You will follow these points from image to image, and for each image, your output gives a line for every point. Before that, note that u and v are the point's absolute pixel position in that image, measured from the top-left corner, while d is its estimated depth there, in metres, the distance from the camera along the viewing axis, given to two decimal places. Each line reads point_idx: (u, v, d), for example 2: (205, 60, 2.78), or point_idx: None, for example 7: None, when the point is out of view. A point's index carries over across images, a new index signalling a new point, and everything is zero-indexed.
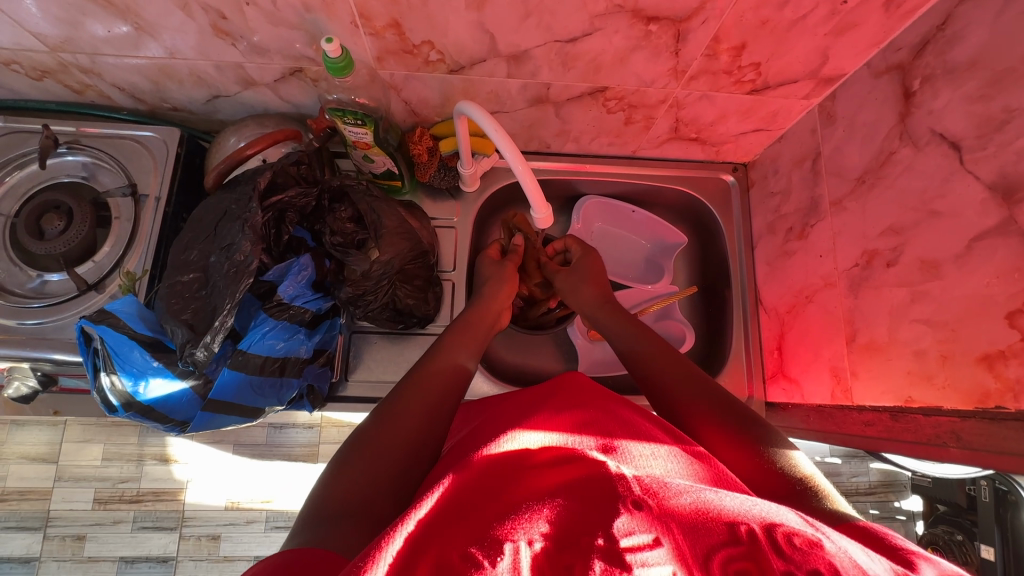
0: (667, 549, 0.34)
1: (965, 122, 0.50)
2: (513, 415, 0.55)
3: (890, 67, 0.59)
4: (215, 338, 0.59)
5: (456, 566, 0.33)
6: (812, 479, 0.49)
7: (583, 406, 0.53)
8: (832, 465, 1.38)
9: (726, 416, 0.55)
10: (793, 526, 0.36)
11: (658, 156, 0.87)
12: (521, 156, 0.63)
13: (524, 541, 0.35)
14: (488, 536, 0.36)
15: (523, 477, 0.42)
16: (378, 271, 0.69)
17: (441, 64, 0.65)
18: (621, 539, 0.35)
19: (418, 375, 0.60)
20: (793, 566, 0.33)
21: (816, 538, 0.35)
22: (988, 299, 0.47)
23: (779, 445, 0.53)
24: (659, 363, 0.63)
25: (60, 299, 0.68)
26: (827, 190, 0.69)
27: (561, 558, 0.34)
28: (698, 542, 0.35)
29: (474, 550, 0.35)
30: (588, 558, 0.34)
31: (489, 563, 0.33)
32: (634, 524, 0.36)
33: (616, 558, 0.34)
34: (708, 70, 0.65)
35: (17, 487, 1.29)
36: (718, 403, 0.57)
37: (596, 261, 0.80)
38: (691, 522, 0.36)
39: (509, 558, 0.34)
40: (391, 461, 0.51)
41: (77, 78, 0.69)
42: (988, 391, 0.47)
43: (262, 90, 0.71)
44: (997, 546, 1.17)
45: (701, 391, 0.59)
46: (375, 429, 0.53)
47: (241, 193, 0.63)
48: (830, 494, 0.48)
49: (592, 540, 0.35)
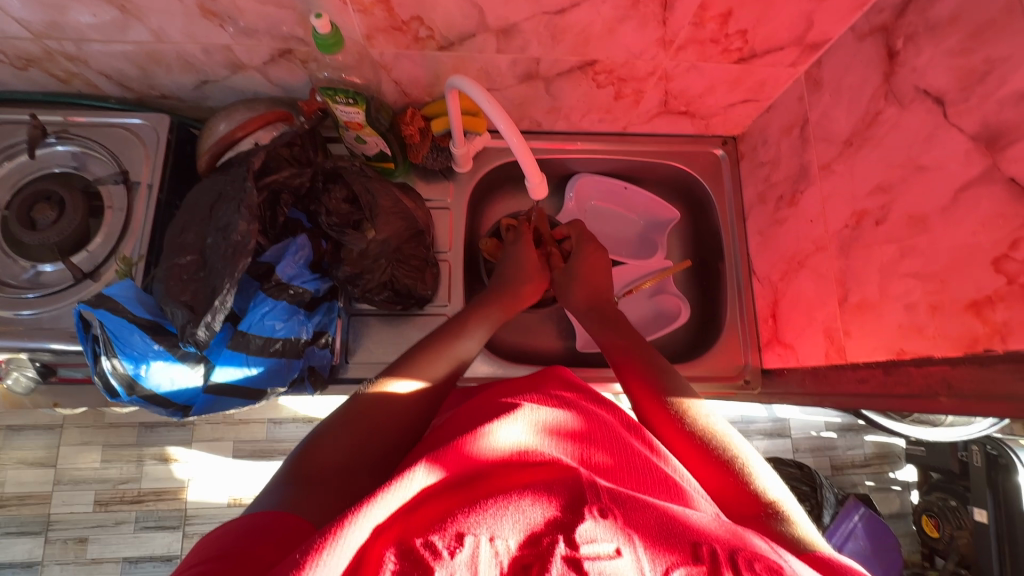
0: (627, 559, 0.35)
1: (948, 77, 0.51)
2: (492, 407, 0.54)
3: (874, 29, 0.60)
4: (216, 317, 0.59)
5: (416, 556, 0.34)
6: (781, 503, 0.49)
7: (562, 403, 0.53)
8: (828, 439, 1.42)
9: (660, 380, 0.62)
10: (753, 552, 0.37)
11: (649, 131, 0.88)
12: (515, 127, 0.63)
13: (486, 536, 0.35)
14: (450, 525, 0.36)
15: (491, 469, 0.42)
16: (375, 249, 0.70)
17: (431, 40, 0.65)
18: (582, 545, 0.35)
19: (412, 360, 0.61)
20: None
21: (774, 566, 0.36)
22: (974, 247, 0.48)
23: (680, 392, 0.61)
24: (631, 362, 0.66)
25: (55, 289, 0.68)
26: (816, 155, 0.70)
27: (521, 557, 0.35)
28: (659, 555, 0.36)
29: (435, 539, 0.35)
30: (548, 561, 0.34)
31: (449, 553, 0.34)
32: (598, 531, 0.36)
33: (574, 561, 0.34)
34: (696, 40, 0.66)
35: (16, 492, 1.28)
36: (657, 373, 0.63)
37: (591, 260, 0.80)
38: (654, 535, 0.37)
39: (468, 551, 0.34)
40: (372, 435, 0.52)
41: (63, 66, 0.69)
42: (977, 335, 0.48)
43: (251, 74, 0.71)
44: (990, 508, 1.19)
45: (652, 372, 0.64)
46: (353, 411, 0.53)
47: (235, 174, 0.63)
48: (795, 518, 0.47)
49: (554, 541, 0.36)
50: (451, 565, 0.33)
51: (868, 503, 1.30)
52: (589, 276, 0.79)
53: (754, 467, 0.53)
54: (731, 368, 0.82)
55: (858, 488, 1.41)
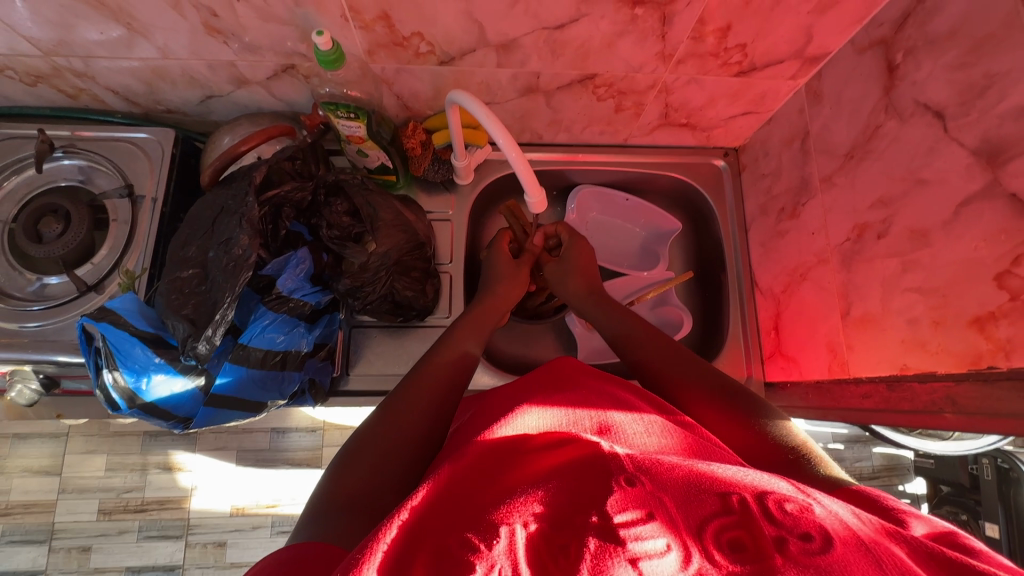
0: (661, 520, 0.35)
1: (948, 91, 0.51)
2: (503, 408, 0.54)
3: (873, 42, 0.60)
4: (216, 332, 0.60)
5: (455, 554, 0.34)
6: (806, 446, 0.51)
7: (573, 390, 0.54)
8: (835, 451, 1.39)
9: (731, 399, 0.56)
10: (783, 494, 0.36)
11: (650, 143, 0.88)
12: (514, 143, 0.64)
13: (520, 524, 0.36)
14: (484, 522, 0.36)
15: (513, 470, 0.42)
16: (376, 263, 0.69)
17: (431, 55, 0.66)
18: (615, 516, 0.35)
19: (414, 383, 0.59)
20: (784, 530, 0.33)
21: (807, 504, 0.35)
22: (977, 262, 0.47)
23: (773, 416, 0.55)
24: (676, 374, 0.61)
25: (59, 301, 0.69)
26: (817, 168, 0.69)
27: (557, 538, 0.35)
28: (693, 516, 0.35)
29: (471, 536, 0.35)
30: (583, 537, 0.34)
31: (486, 547, 0.34)
32: (626, 499, 0.36)
33: (608, 533, 0.34)
34: (695, 54, 0.66)
35: (21, 500, 1.29)
36: (718, 390, 0.58)
37: (583, 252, 0.79)
38: (683, 493, 0.37)
39: (505, 540, 0.34)
40: (395, 453, 0.52)
41: (70, 82, 0.70)
42: (980, 352, 0.47)
43: (255, 88, 0.71)
44: (1002, 523, 1.17)
45: (709, 385, 0.59)
46: (371, 433, 0.53)
47: (238, 188, 0.64)
48: (822, 460, 0.49)
49: (587, 517, 0.36)
50: (491, 557, 0.33)
51: None
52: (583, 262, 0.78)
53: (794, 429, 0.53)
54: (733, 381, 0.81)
55: None
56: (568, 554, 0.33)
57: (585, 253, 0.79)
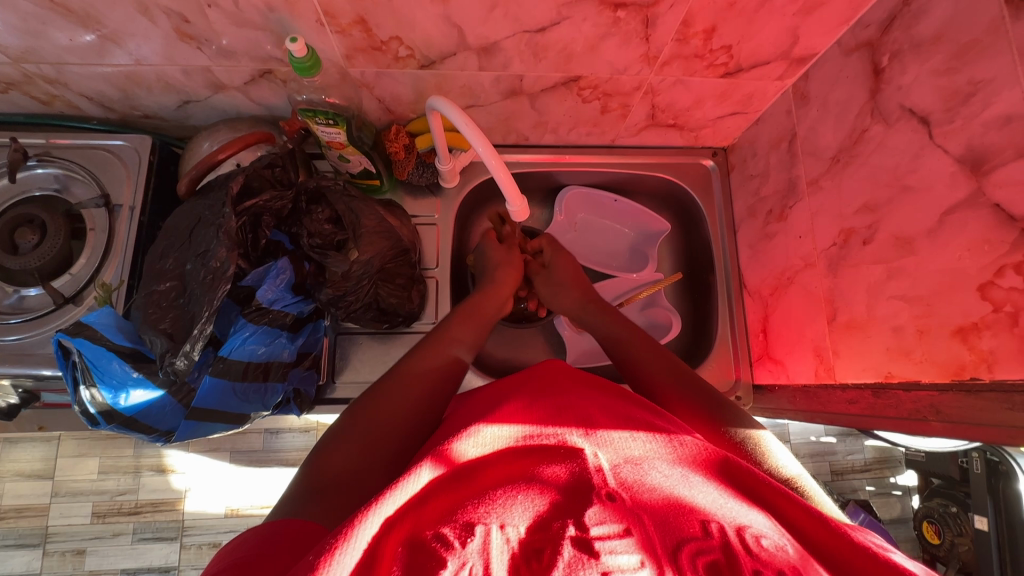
0: (636, 538, 0.35)
1: (933, 96, 0.50)
2: (489, 404, 0.53)
3: (859, 44, 0.59)
4: (194, 346, 0.59)
5: (427, 545, 0.33)
6: (797, 480, 0.49)
7: (561, 390, 0.52)
8: (827, 444, 1.41)
9: (709, 411, 0.56)
10: (760, 529, 0.36)
11: (638, 144, 0.87)
12: (494, 150, 0.63)
13: (496, 524, 0.36)
14: (459, 518, 0.36)
15: (494, 463, 0.42)
16: (358, 271, 0.68)
17: (411, 59, 0.64)
18: (592, 527, 0.35)
19: (399, 372, 0.58)
20: (761, 565, 0.33)
21: (782, 543, 0.35)
22: (960, 272, 0.47)
23: (744, 424, 0.55)
24: (667, 380, 0.61)
25: (37, 314, 0.67)
26: (804, 170, 0.69)
27: (532, 542, 0.35)
28: (669, 537, 0.35)
29: (445, 530, 0.35)
30: (559, 544, 0.34)
31: (460, 543, 0.33)
32: (605, 515, 0.36)
33: (584, 543, 0.34)
34: (680, 55, 0.65)
35: (14, 504, 1.28)
36: (703, 399, 0.58)
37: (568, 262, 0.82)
38: (663, 516, 0.37)
39: (480, 539, 0.34)
40: (384, 434, 0.51)
41: (43, 89, 0.68)
42: (963, 363, 0.47)
43: (232, 93, 0.70)
44: (991, 516, 1.14)
45: (696, 397, 0.58)
46: (361, 416, 0.53)
47: (215, 199, 0.63)
48: (813, 495, 0.48)
49: (564, 526, 0.36)
50: (463, 554, 0.33)
51: (868, 509, 1.29)
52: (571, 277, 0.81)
53: (764, 442, 0.53)
54: (722, 384, 0.81)
55: (858, 493, 1.41)
56: (541, 560, 0.33)
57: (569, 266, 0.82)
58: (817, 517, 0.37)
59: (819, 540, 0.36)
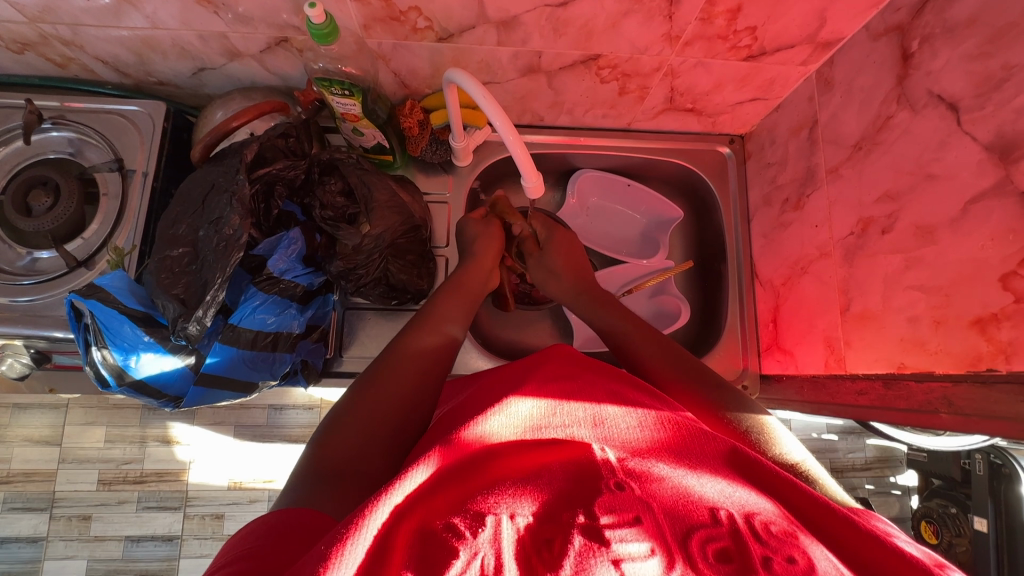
0: (646, 527, 0.35)
1: (964, 82, 0.49)
2: (496, 389, 0.53)
3: (889, 28, 0.57)
4: (207, 312, 0.59)
5: (439, 536, 0.34)
6: (803, 465, 0.49)
7: (569, 376, 0.53)
8: (828, 441, 1.41)
9: (708, 393, 0.57)
10: (768, 514, 0.36)
11: (655, 128, 0.86)
12: (512, 126, 0.62)
13: (506, 514, 0.36)
14: (470, 507, 0.36)
15: (506, 451, 0.42)
16: (370, 245, 0.68)
17: (429, 31, 0.63)
18: (602, 516, 0.36)
19: (410, 347, 0.59)
20: (769, 550, 0.33)
21: (791, 528, 0.35)
22: (982, 262, 0.46)
23: (747, 409, 0.54)
24: (675, 375, 0.60)
25: (49, 276, 0.68)
26: (824, 158, 0.68)
27: (543, 532, 0.35)
28: (679, 524, 0.36)
29: (456, 520, 0.35)
30: (569, 533, 0.35)
31: (471, 534, 0.34)
32: (614, 503, 0.37)
33: (594, 532, 0.35)
34: (703, 36, 0.63)
35: (22, 469, 1.30)
36: (700, 380, 0.58)
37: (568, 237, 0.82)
38: (671, 503, 0.37)
39: (490, 530, 0.34)
40: (380, 418, 0.51)
41: (59, 51, 0.68)
42: (980, 354, 0.47)
43: (248, 61, 0.69)
44: (990, 518, 1.14)
45: (696, 380, 0.59)
46: (359, 403, 0.52)
47: (229, 165, 0.62)
48: (821, 480, 0.47)
49: (573, 515, 0.36)
50: (474, 545, 0.33)
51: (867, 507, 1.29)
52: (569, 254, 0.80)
53: (769, 427, 0.53)
54: (729, 373, 0.80)
55: (857, 491, 1.41)
56: (553, 550, 0.33)
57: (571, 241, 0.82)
58: (823, 502, 0.38)
59: (827, 526, 0.36)
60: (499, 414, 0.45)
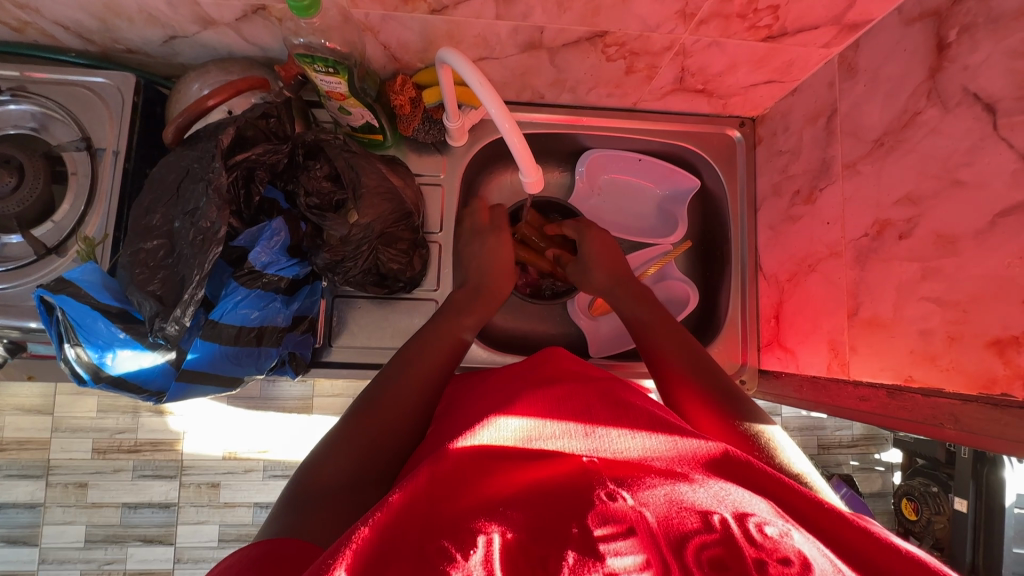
0: (641, 539, 0.33)
1: (1004, 81, 0.45)
2: (489, 398, 0.52)
3: (924, 13, 0.53)
4: (185, 312, 0.56)
5: (430, 559, 0.31)
6: (805, 476, 0.47)
7: (557, 383, 0.52)
8: (817, 419, 1.43)
9: (717, 399, 0.55)
10: (763, 517, 0.34)
11: (661, 109, 0.81)
12: (508, 110, 0.57)
13: (496, 534, 0.34)
14: (460, 529, 0.34)
15: (495, 469, 0.40)
16: (358, 235, 0.64)
17: (421, 2, 0.57)
18: (596, 529, 0.34)
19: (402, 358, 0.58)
20: (765, 554, 0.31)
21: (785, 530, 0.33)
22: (1008, 280, 0.44)
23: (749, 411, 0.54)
24: (688, 382, 0.57)
25: (18, 263, 0.64)
26: (841, 151, 0.64)
27: (533, 551, 0.32)
28: (672, 530, 0.33)
29: (448, 544, 0.32)
30: (563, 548, 0.32)
31: (462, 556, 0.31)
32: (607, 514, 0.34)
33: (588, 548, 0.32)
34: (720, 14, 0.58)
35: (15, 437, 1.30)
36: (709, 384, 0.57)
37: (596, 240, 0.78)
38: (666, 512, 0.34)
39: (481, 551, 0.32)
40: (369, 441, 0.49)
41: (13, 14, 0.61)
42: (995, 376, 0.45)
43: (224, 31, 0.63)
44: (970, 498, 1.11)
45: (705, 377, 0.57)
46: (345, 430, 0.50)
47: (204, 149, 0.58)
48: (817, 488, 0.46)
49: (567, 528, 0.34)
50: (468, 567, 0.30)
51: (851, 484, 1.31)
52: (602, 253, 0.77)
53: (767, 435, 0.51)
54: (727, 366, 0.79)
55: (841, 467, 1.43)
56: (548, 565, 0.31)
57: (601, 245, 0.78)
58: (817, 503, 0.36)
59: (825, 526, 0.35)
60: (486, 428, 0.43)
